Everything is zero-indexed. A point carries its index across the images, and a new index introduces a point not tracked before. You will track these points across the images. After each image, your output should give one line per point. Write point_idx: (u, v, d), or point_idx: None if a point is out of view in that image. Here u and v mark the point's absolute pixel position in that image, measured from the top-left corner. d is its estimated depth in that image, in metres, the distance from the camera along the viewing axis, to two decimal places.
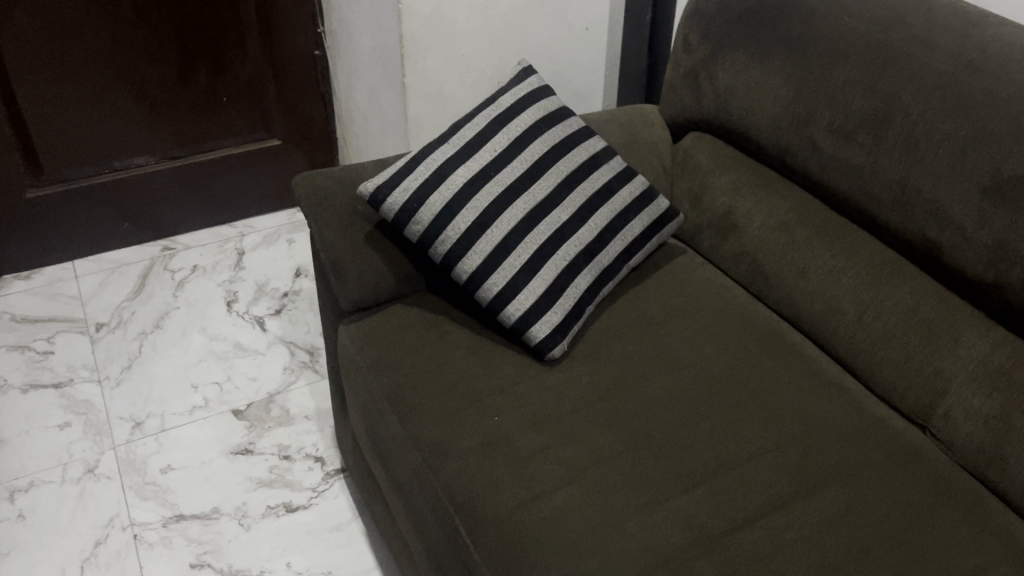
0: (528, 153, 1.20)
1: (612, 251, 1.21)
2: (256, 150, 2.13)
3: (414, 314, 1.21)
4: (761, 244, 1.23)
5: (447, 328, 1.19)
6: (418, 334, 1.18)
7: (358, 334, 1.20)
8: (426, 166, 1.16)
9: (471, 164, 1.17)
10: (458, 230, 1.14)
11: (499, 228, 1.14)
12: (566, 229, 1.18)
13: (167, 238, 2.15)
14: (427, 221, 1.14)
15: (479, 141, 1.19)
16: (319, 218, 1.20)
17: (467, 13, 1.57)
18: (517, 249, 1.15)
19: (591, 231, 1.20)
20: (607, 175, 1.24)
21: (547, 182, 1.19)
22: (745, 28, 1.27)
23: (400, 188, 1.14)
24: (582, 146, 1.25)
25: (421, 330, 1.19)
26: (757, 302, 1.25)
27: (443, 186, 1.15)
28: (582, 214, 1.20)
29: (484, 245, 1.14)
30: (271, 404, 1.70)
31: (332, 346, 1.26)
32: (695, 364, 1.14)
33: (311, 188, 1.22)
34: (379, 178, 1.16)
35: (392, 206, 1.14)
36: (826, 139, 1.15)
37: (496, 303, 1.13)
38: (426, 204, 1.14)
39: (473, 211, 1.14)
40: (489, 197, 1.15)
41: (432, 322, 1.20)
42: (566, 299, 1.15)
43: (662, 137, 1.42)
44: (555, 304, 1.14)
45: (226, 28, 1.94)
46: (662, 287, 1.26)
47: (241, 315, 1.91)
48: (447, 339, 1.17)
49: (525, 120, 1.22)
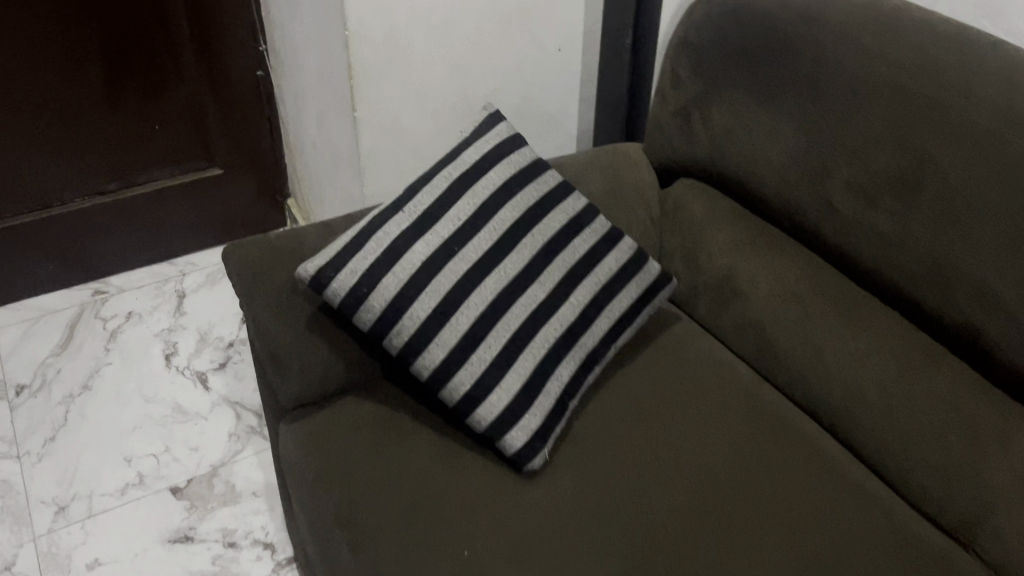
0: (496, 222, 1.02)
1: (597, 332, 1.04)
2: (196, 180, 1.92)
3: (368, 413, 1.04)
4: (770, 317, 1.07)
5: (407, 427, 1.02)
6: (373, 440, 1.00)
7: (303, 438, 1.02)
8: (377, 241, 0.98)
9: (430, 237, 0.99)
10: (417, 319, 0.96)
11: (465, 315, 0.97)
12: (544, 312, 1.01)
13: (100, 280, 1.94)
14: (380, 309, 0.96)
15: (439, 209, 1.01)
16: (254, 300, 1.01)
17: (423, 36, 1.38)
18: (487, 339, 0.97)
19: (572, 310, 1.03)
20: (588, 241, 1.07)
21: (520, 257, 1.02)
22: (744, 64, 1.09)
23: (349, 269, 0.96)
24: (559, 208, 1.07)
25: (376, 433, 1.01)
26: (765, 383, 1.08)
27: (398, 267, 0.97)
28: (560, 292, 1.03)
29: (447, 336, 0.96)
30: (214, 480, 1.51)
31: (274, 445, 1.08)
32: (700, 468, 0.97)
33: (244, 262, 1.03)
34: (323, 254, 0.98)
35: (338, 291, 0.96)
36: (845, 202, 0.99)
37: (463, 406, 0.95)
38: (378, 288, 0.96)
39: (433, 295, 0.96)
40: (452, 279, 0.98)
41: (390, 420, 1.02)
42: (547, 398, 0.97)
43: (650, 182, 1.25)
44: (533, 405, 0.96)
45: (157, 49, 1.70)
46: (656, 370, 1.09)
47: (181, 371, 1.71)
48: (407, 443, 1.00)
49: (492, 181, 1.04)
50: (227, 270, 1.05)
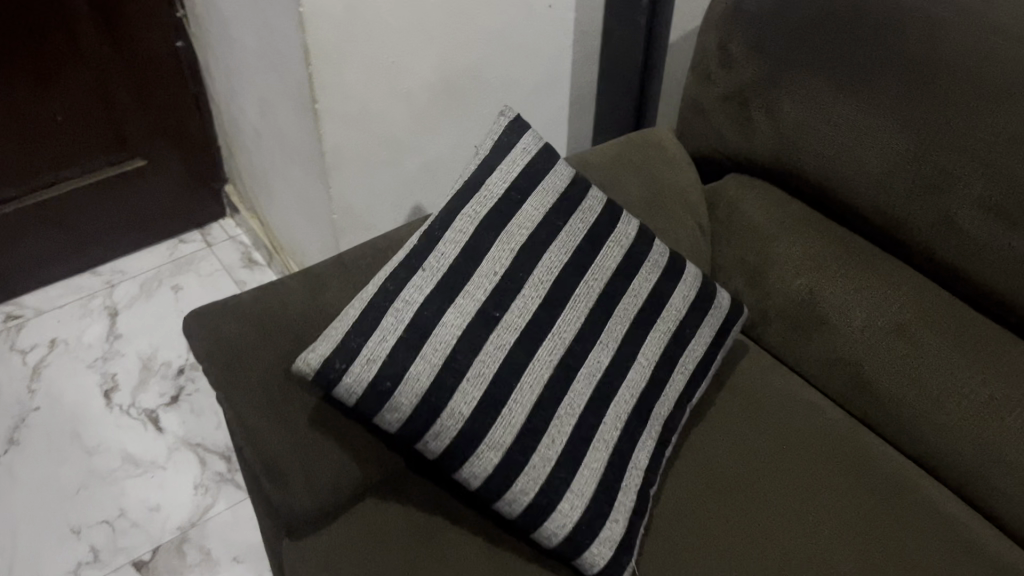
0: (541, 273, 0.80)
1: (671, 396, 0.85)
2: (114, 175, 1.62)
3: (398, 522, 0.83)
4: (869, 355, 0.89)
5: (451, 538, 0.82)
6: (409, 559, 0.79)
7: (320, 562, 0.80)
8: (395, 313, 0.75)
9: (462, 303, 0.76)
10: (461, 415, 0.74)
11: (519, 402, 0.76)
12: (610, 383, 0.80)
13: (12, 302, 1.65)
14: (412, 406, 0.74)
15: (469, 263, 0.78)
16: (239, 394, 0.79)
17: (395, 7, 1.11)
18: (550, 430, 0.76)
19: (642, 373, 0.83)
20: (650, 279, 0.86)
21: (574, 315, 0.80)
22: (826, 44, 0.88)
23: (365, 356, 0.73)
24: (610, 242, 0.85)
25: (412, 550, 0.80)
26: (864, 430, 0.91)
27: (427, 347, 0.74)
28: (626, 353, 0.82)
29: (500, 434, 0.75)
30: (185, 546, 1.29)
31: (278, 564, 0.86)
32: (815, 560, 0.79)
33: (218, 347, 0.81)
34: (326, 337, 0.74)
35: (354, 388, 0.73)
36: (975, 221, 0.80)
37: (526, 519, 0.75)
38: (406, 381, 0.73)
39: (477, 382, 0.75)
40: (498, 357, 0.76)
41: (427, 530, 0.82)
42: (628, 495, 0.78)
43: (691, 182, 1.03)
44: (613, 508, 0.77)
45: (49, 27, 1.37)
46: (734, 426, 0.91)
47: (126, 412, 1.46)
48: (455, 561, 0.80)
49: (529, 218, 0.82)
50: (197, 355, 0.82)
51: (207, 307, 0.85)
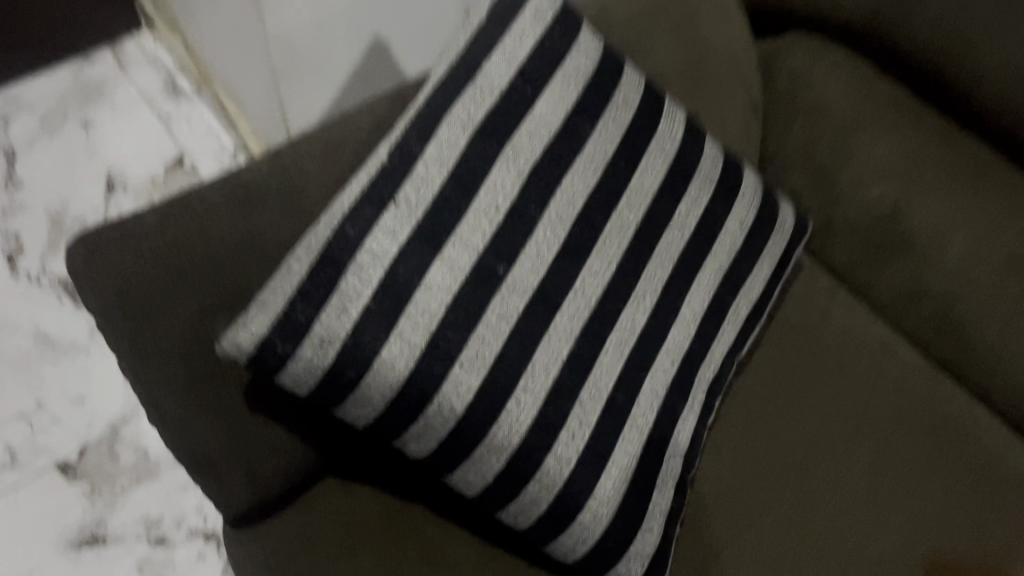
0: (559, 206, 0.58)
1: (716, 359, 0.67)
2: None
3: (368, 514, 0.66)
4: (968, 293, 0.70)
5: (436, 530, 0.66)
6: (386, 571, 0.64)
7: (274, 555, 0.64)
8: (358, 274, 0.52)
9: (451, 255, 0.54)
10: (452, 414, 0.55)
11: (529, 391, 0.56)
12: (643, 351, 0.61)
13: None
14: (389, 400, 0.54)
15: (459, 193, 0.54)
16: (149, 365, 0.59)
17: None
18: (569, 423, 0.57)
19: (686, 330, 0.64)
20: (699, 202, 0.65)
21: (602, 264, 0.60)
22: None
23: (319, 335, 0.52)
24: (651, 151, 0.63)
25: (387, 556, 0.64)
26: (945, 379, 0.74)
27: (402, 323, 0.53)
28: (662, 308, 0.63)
29: (504, 435, 0.56)
30: (118, 446, 1.12)
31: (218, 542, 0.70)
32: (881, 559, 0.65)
33: (116, 296, 0.58)
34: (260, 304, 0.51)
35: (309, 375, 0.53)
36: None
37: (536, 533, 0.59)
38: (377, 370, 0.53)
39: (475, 365, 0.55)
40: (502, 332, 0.55)
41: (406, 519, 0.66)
42: (663, 494, 0.62)
43: (745, 42, 0.77)
44: (645, 513, 0.61)
45: None
46: (788, 374, 0.73)
47: (35, 280, 1.23)
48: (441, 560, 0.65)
49: (544, 123, 0.57)
50: (83, 297, 0.59)
51: (95, 228, 0.59)
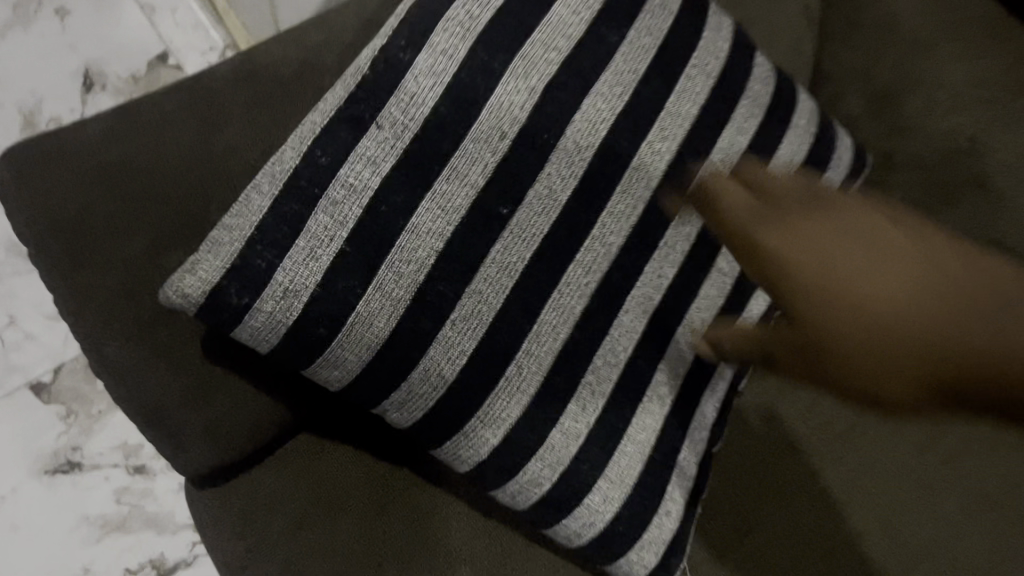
0: (578, 133, 0.48)
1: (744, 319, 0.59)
2: None
3: (346, 482, 0.58)
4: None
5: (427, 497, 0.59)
6: (370, 548, 0.56)
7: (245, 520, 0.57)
8: (329, 212, 0.42)
9: (445, 191, 0.44)
10: (442, 381, 0.47)
11: (532, 357, 0.48)
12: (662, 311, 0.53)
13: None
14: (367, 362, 0.45)
15: (457, 115, 0.44)
16: (91, 305, 0.50)
17: None
18: (579, 395, 0.50)
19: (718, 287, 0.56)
20: (746, 133, 0.55)
21: (622, 210, 0.51)
22: None
23: (279, 285, 0.42)
24: (691, 69, 0.53)
25: (371, 531, 0.57)
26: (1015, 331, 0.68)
27: (382, 273, 0.43)
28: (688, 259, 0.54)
29: (503, 404, 0.48)
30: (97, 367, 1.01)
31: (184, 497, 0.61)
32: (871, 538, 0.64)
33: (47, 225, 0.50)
34: (210, 246, 0.42)
35: (270, 335, 0.43)
36: None
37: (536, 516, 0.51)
38: (352, 327, 0.44)
39: (469, 325, 0.46)
40: (502, 285, 0.47)
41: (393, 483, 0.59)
42: (680, 474, 0.55)
43: None
44: (662, 494, 0.54)
45: None
46: None
47: None
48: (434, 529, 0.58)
49: (563, 31, 0.47)
50: (18, 232, 0.51)
51: (36, 145, 0.51)
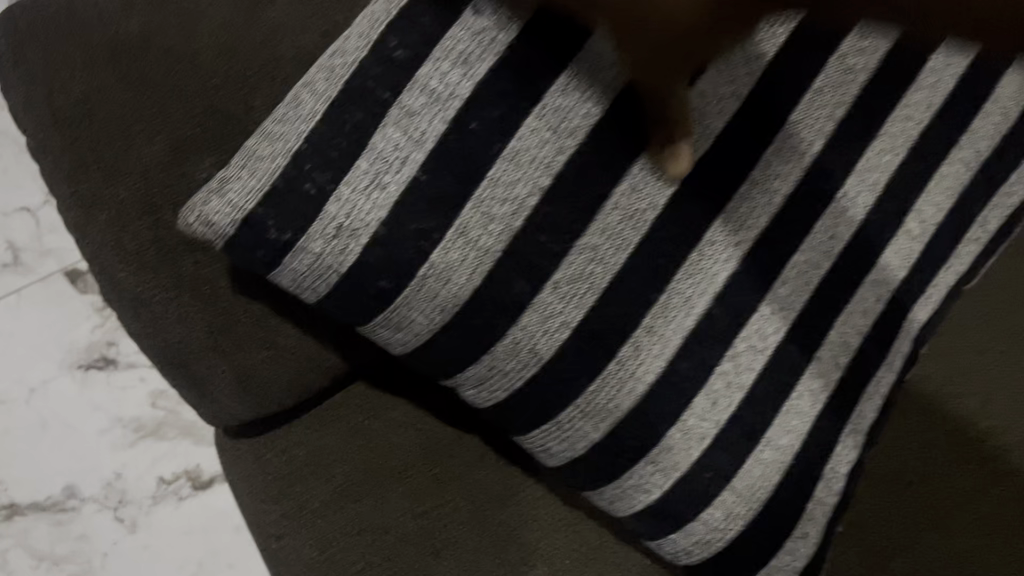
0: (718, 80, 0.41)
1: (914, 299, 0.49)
2: None
3: (406, 450, 0.48)
4: None
5: (513, 476, 0.49)
6: (426, 532, 0.47)
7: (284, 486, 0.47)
8: (401, 124, 0.35)
9: (558, 105, 0.37)
10: (533, 356, 0.39)
11: (653, 336, 0.41)
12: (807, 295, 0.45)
13: None
14: (441, 326, 0.37)
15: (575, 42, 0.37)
16: (107, 223, 0.40)
17: None
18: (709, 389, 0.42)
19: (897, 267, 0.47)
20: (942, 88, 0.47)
21: (762, 193, 0.42)
22: None
23: (333, 220, 0.34)
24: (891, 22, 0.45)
25: (432, 513, 0.47)
26: None
27: (466, 213, 0.36)
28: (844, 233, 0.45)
29: (608, 397, 0.41)
30: None
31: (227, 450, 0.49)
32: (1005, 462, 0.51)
33: (56, 114, 0.40)
34: (237, 171, 0.33)
35: (317, 283, 0.35)
36: None
37: (641, 526, 0.44)
38: (433, 277, 0.36)
39: (572, 291, 0.39)
40: (623, 241, 0.39)
41: (469, 458, 0.49)
42: (824, 492, 0.46)
43: None
44: (801, 515, 0.46)
45: None
46: None
47: None
48: (506, 516, 0.48)
49: None
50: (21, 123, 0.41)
51: (41, 18, 0.40)
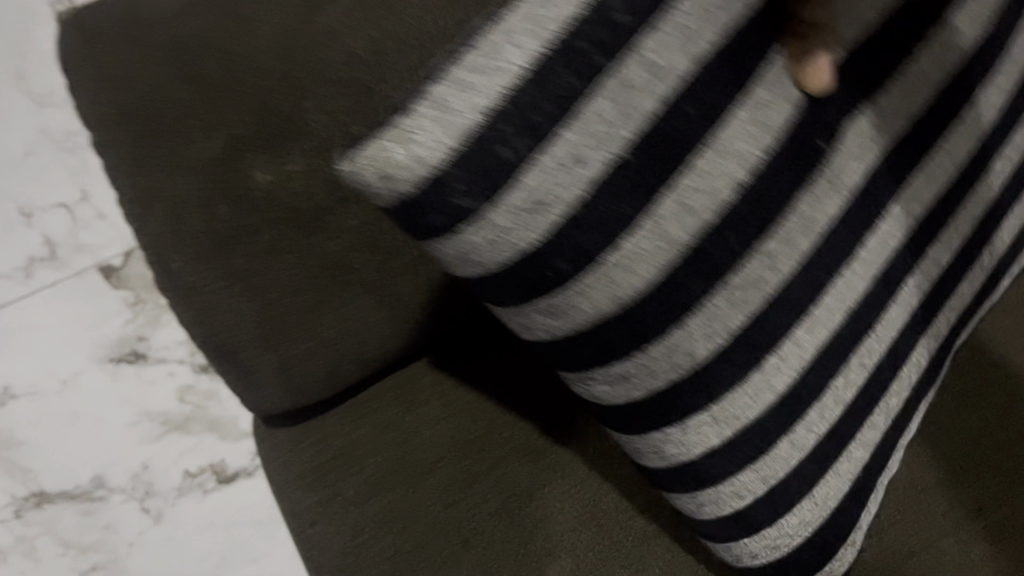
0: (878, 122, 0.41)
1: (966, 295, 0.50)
2: None
3: (434, 441, 0.51)
4: None
5: (546, 473, 0.49)
6: (454, 521, 0.48)
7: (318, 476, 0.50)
8: (619, 93, 0.31)
9: (757, 104, 0.36)
10: (687, 360, 0.37)
11: (798, 349, 0.40)
12: (898, 302, 0.45)
13: None
14: (600, 318, 0.34)
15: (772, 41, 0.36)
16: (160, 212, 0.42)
17: None
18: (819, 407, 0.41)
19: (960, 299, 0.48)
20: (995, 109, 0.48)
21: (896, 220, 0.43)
22: None
23: (529, 191, 0.30)
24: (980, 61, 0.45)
25: (460, 503, 0.49)
26: None
27: (665, 204, 0.34)
28: (919, 246, 0.45)
29: (742, 404, 0.39)
30: None
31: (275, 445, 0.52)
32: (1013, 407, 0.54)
33: (115, 106, 0.41)
34: (440, 112, 0.28)
35: (499, 251, 0.31)
36: None
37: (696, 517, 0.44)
38: (630, 273, 0.34)
39: (749, 292, 0.37)
40: (794, 248, 0.38)
41: (501, 453, 0.50)
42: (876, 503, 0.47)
43: None
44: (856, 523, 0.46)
45: None
46: None
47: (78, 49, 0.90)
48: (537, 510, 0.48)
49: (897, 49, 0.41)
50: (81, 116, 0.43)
51: (103, 18, 0.43)
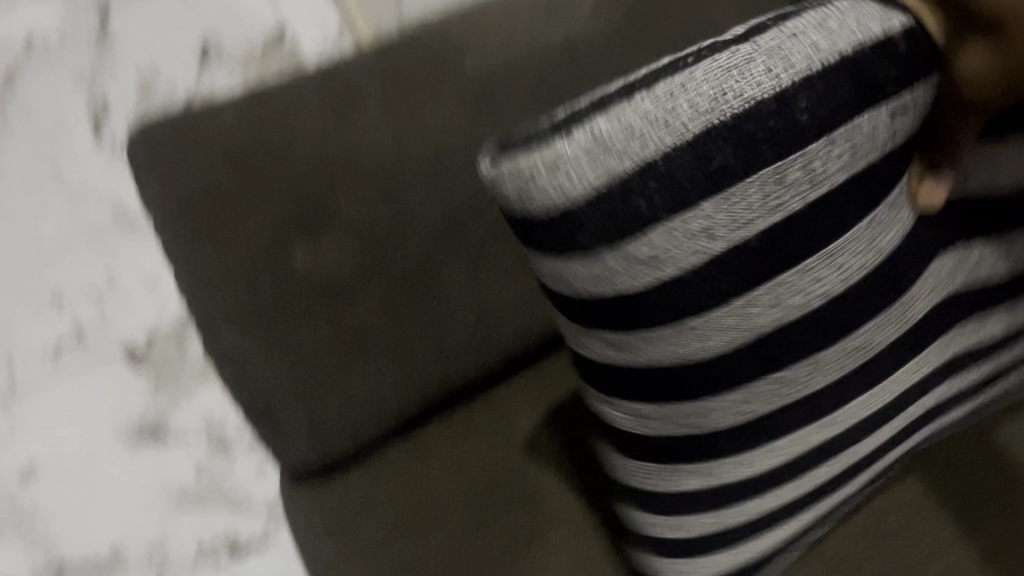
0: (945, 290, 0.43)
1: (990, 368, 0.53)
2: None
3: (446, 498, 0.56)
4: None
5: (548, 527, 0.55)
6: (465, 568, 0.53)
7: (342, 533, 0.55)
8: (779, 182, 0.30)
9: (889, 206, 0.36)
10: (709, 424, 0.40)
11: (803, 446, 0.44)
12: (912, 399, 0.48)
13: None
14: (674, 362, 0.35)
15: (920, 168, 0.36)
16: (219, 289, 0.49)
17: None
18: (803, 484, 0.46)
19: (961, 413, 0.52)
20: None
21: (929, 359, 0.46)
22: None
23: (649, 248, 0.30)
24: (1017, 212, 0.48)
25: (469, 553, 0.54)
26: None
27: (787, 275, 0.33)
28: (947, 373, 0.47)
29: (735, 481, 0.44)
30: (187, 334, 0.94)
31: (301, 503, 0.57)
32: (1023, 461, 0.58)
33: (181, 199, 0.48)
34: (648, 113, 0.29)
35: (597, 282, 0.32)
36: None
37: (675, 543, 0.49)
38: (710, 339, 0.34)
39: (799, 377, 0.39)
40: (848, 357, 0.41)
41: (506, 508, 0.56)
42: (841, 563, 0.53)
43: None
44: None
45: None
46: None
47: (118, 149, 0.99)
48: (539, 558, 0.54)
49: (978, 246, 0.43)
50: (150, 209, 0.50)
51: (167, 126, 0.50)
